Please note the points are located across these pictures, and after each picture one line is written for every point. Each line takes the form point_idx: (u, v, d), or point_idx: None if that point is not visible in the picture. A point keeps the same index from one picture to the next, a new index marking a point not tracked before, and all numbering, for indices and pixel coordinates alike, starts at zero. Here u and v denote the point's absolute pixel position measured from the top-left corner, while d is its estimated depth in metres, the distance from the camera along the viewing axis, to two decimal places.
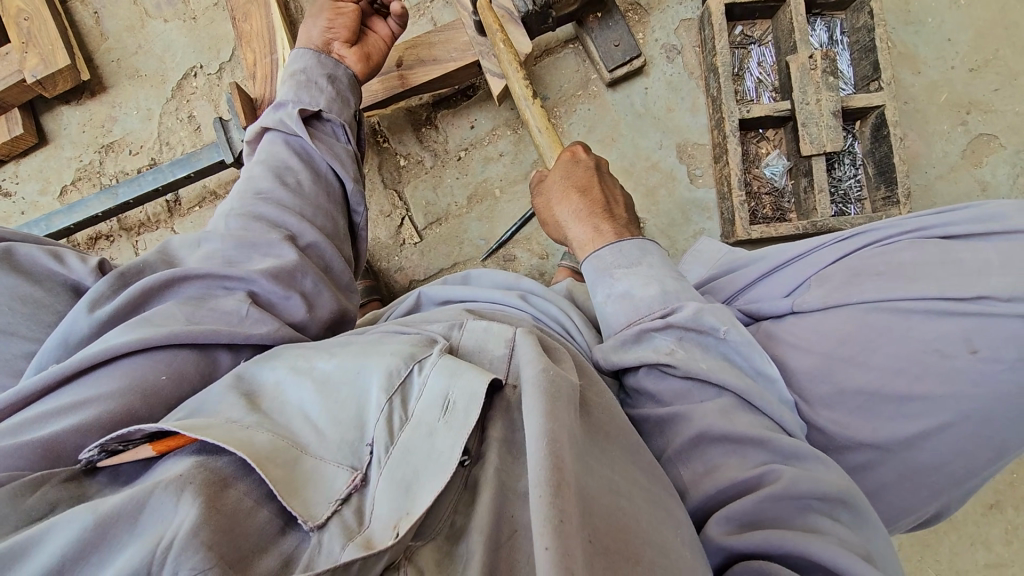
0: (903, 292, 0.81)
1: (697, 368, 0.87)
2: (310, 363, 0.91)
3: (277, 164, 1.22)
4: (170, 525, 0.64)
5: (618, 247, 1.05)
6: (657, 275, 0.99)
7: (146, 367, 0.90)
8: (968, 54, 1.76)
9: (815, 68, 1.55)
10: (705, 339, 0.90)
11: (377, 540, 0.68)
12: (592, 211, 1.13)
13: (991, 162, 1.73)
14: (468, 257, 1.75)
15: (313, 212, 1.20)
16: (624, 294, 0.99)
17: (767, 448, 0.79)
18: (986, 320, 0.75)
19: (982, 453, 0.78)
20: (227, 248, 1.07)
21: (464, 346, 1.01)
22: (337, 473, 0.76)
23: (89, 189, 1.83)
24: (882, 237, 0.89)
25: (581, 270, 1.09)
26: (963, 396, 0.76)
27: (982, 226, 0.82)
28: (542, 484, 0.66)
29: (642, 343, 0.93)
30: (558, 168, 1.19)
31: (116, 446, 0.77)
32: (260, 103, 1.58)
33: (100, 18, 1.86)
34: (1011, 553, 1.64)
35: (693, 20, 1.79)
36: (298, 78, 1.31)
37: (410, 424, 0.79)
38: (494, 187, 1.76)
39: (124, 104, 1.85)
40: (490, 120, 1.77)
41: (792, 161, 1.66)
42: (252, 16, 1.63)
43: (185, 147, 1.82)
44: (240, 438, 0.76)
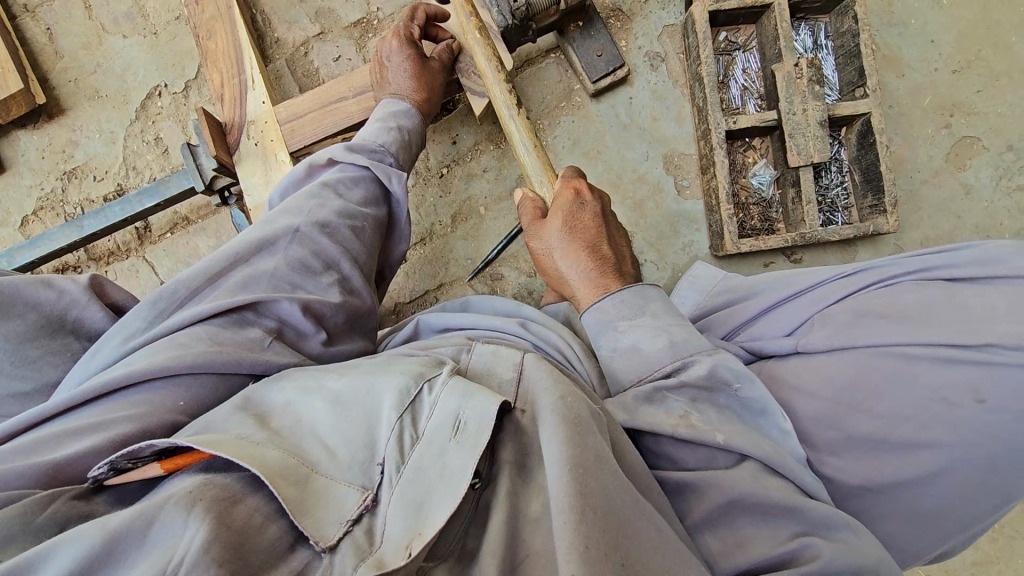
0: (909, 336, 0.81)
1: (713, 439, 0.84)
2: (319, 382, 0.92)
3: (349, 204, 1.23)
4: (179, 541, 0.64)
5: (619, 298, 1.04)
6: (667, 327, 0.98)
7: (165, 391, 0.89)
8: (951, 56, 1.75)
9: (800, 77, 1.53)
10: (716, 397, 0.90)
11: (389, 561, 0.69)
12: (592, 265, 1.11)
13: (975, 165, 1.73)
14: (454, 278, 1.71)
15: (366, 256, 1.24)
16: (631, 348, 0.98)
17: (795, 517, 0.77)
18: (995, 368, 0.75)
19: (989, 500, 0.77)
20: (275, 275, 1.07)
21: (474, 368, 1.06)
22: (347, 493, 0.77)
23: (52, 219, 1.74)
24: (887, 277, 0.90)
25: (584, 319, 1.07)
26: (972, 446, 0.76)
27: (987, 269, 0.81)
28: (566, 513, 0.68)
29: (655, 404, 0.90)
30: (561, 214, 1.13)
31: (125, 464, 0.77)
32: (229, 129, 1.51)
33: (54, 36, 1.76)
34: (997, 549, 1.67)
35: (676, 26, 1.75)
36: (404, 137, 1.35)
37: (421, 441, 0.81)
38: (479, 206, 1.71)
39: (86, 126, 1.76)
40: (472, 135, 1.72)
41: (779, 170, 1.64)
42: (218, 33, 1.54)
43: (153, 171, 1.74)
44: (250, 452, 0.77)
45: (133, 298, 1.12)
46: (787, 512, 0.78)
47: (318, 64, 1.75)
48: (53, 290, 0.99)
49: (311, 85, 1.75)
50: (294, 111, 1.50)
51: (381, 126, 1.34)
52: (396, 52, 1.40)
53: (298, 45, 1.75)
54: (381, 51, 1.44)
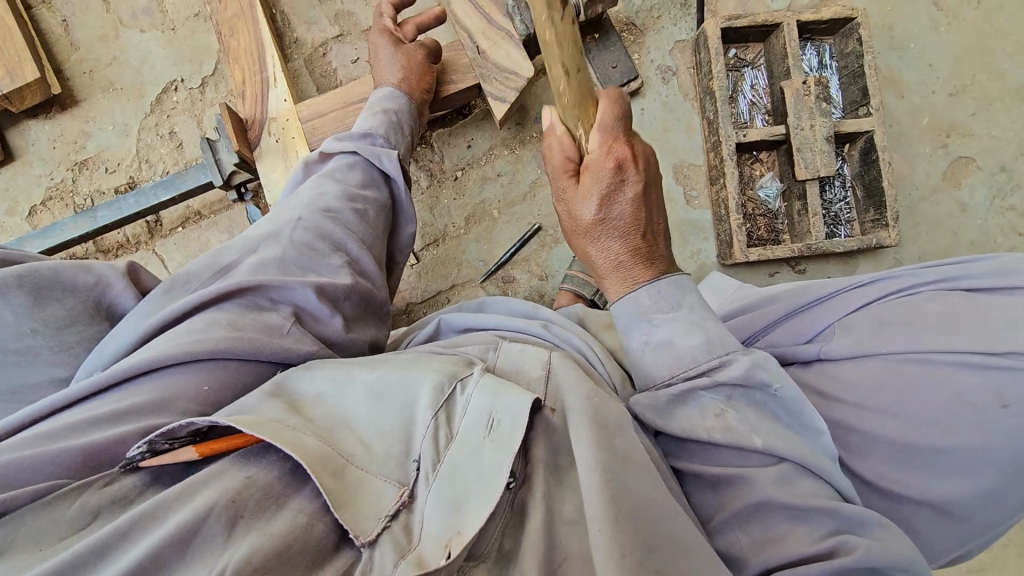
0: (935, 345, 0.84)
1: (751, 443, 0.86)
2: (348, 373, 0.88)
3: (348, 188, 1.22)
4: (221, 558, 0.64)
5: (655, 288, 0.99)
6: (702, 322, 0.95)
7: (185, 378, 0.88)
8: (949, 80, 1.83)
9: (808, 94, 1.59)
10: (756, 394, 0.89)
11: (428, 559, 0.68)
12: (626, 251, 1.00)
13: (970, 184, 1.80)
14: (466, 279, 1.72)
15: (372, 239, 1.22)
16: (664, 343, 0.95)
17: (832, 516, 0.80)
18: (1022, 374, 0.79)
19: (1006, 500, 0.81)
20: (288, 258, 1.06)
21: (501, 366, 1.02)
22: (385, 488, 0.76)
23: (61, 210, 1.73)
24: (906, 286, 0.92)
25: (613, 309, 1.02)
26: (997, 449, 0.79)
27: (1007, 280, 0.86)
28: (603, 527, 0.71)
29: (687, 403, 0.91)
30: (595, 185, 0.96)
31: (162, 445, 0.76)
32: (250, 125, 1.52)
33: (70, 28, 1.76)
34: (991, 558, 1.72)
35: (687, 42, 1.80)
36: (392, 118, 1.36)
37: (455, 442, 0.80)
38: (492, 209, 1.74)
39: (99, 118, 1.75)
40: (487, 140, 1.75)
41: (785, 184, 1.69)
42: (240, 31, 1.56)
43: (167, 165, 1.73)
44: (289, 439, 0.75)
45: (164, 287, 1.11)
46: (818, 507, 0.81)
47: (336, 65, 1.77)
48: (90, 274, 0.98)
49: (328, 85, 1.76)
50: (316, 110, 1.51)
51: (367, 113, 1.37)
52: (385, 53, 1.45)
53: (317, 46, 1.77)
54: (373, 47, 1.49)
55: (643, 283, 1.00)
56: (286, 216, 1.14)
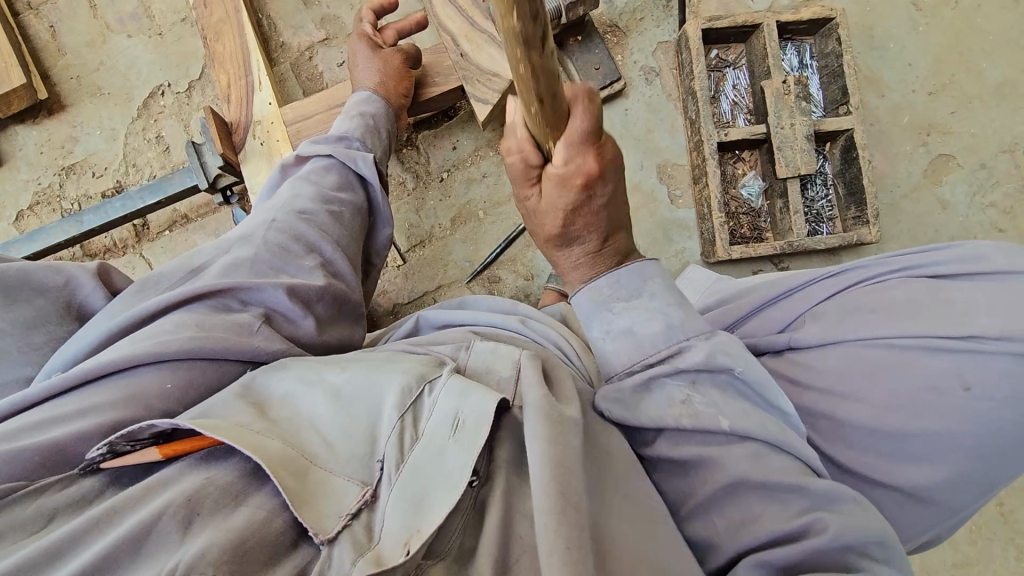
0: (898, 330, 0.85)
1: (718, 425, 0.87)
2: (319, 374, 0.91)
3: (322, 189, 1.24)
4: (179, 551, 0.65)
5: (615, 277, 0.98)
6: (662, 307, 0.95)
7: (150, 378, 0.88)
8: (928, 78, 1.85)
9: (788, 93, 1.61)
10: (720, 377, 0.90)
11: (387, 557, 0.69)
12: (589, 240, 0.99)
13: (951, 181, 1.82)
14: (452, 280, 1.73)
15: (347, 241, 1.23)
16: (625, 332, 0.95)
17: (804, 494, 0.81)
18: (978, 358, 0.80)
19: (975, 482, 0.83)
20: (260, 259, 1.08)
21: (473, 368, 1.04)
22: (347, 488, 0.77)
23: (49, 214, 1.73)
24: (874, 274, 0.94)
25: (574, 300, 1.00)
26: (962, 432, 0.81)
27: (972, 267, 0.85)
28: (548, 517, 0.72)
29: (653, 389, 0.92)
30: (547, 178, 0.89)
31: (123, 446, 0.77)
32: (235, 128, 1.53)
33: (57, 33, 1.77)
34: (976, 552, 1.73)
35: (670, 43, 1.82)
36: (369, 121, 1.38)
37: (420, 443, 0.82)
38: (478, 210, 1.75)
39: (86, 123, 1.76)
40: (472, 141, 1.76)
41: (768, 182, 1.71)
42: (225, 35, 1.57)
43: (154, 169, 1.74)
44: (250, 441, 0.77)
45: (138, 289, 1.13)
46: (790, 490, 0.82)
47: (322, 68, 1.78)
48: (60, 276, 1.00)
49: (314, 88, 1.78)
50: (300, 113, 1.53)
51: (345, 116, 1.39)
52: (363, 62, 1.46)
53: (303, 49, 1.79)
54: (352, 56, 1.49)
55: (605, 271, 0.99)
56: (260, 219, 1.16)
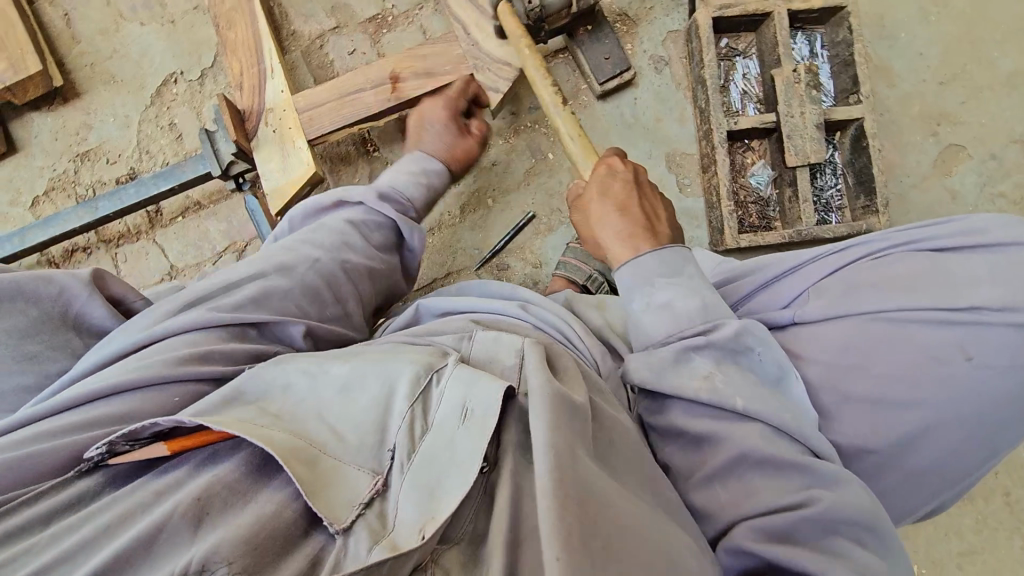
0: (899, 303, 0.87)
1: (732, 404, 0.90)
2: (321, 367, 0.93)
3: (370, 248, 1.28)
4: (197, 545, 0.69)
5: (660, 256, 1.08)
6: (700, 288, 1.03)
7: (161, 394, 0.91)
8: (939, 68, 1.85)
9: (798, 82, 1.61)
10: (740, 360, 0.95)
11: (402, 543, 0.72)
12: (625, 227, 1.14)
13: (960, 172, 1.82)
14: (461, 267, 1.75)
15: (371, 291, 1.28)
16: (665, 305, 1.03)
17: (809, 474, 0.84)
18: (982, 329, 0.83)
19: (972, 451, 0.86)
20: (293, 298, 1.11)
21: (476, 356, 1.05)
22: (358, 476, 0.80)
23: (63, 201, 1.76)
24: (875, 248, 0.95)
25: (618, 274, 1.10)
26: (963, 400, 0.84)
27: (976, 239, 0.89)
28: (549, 505, 0.72)
29: (682, 364, 0.95)
30: (594, 182, 1.21)
31: (123, 446, 0.80)
32: (248, 115, 1.55)
33: (71, 21, 1.79)
34: (982, 541, 1.74)
35: (680, 32, 1.82)
36: (427, 185, 1.42)
37: (430, 431, 0.83)
38: (487, 197, 1.76)
39: (100, 110, 1.78)
40: (482, 129, 1.77)
41: (777, 171, 1.71)
42: (237, 24, 1.59)
43: (167, 156, 1.76)
44: (261, 433, 0.79)
45: (134, 292, 1.12)
46: (796, 467, 0.85)
47: (333, 57, 1.79)
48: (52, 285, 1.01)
49: (325, 76, 1.79)
50: (310, 102, 1.54)
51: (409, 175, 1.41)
52: (439, 120, 1.48)
53: (314, 38, 1.80)
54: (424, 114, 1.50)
55: (648, 251, 1.10)
56: (293, 249, 1.19)
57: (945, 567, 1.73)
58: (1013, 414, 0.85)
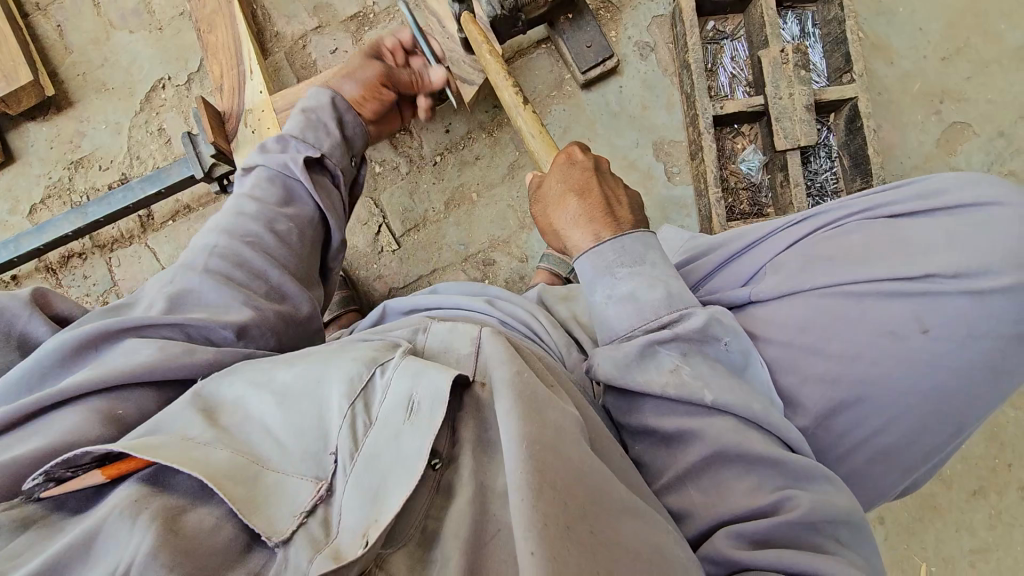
0: (855, 276, 0.90)
1: (702, 398, 0.86)
2: (269, 375, 0.89)
3: (267, 207, 1.21)
4: (128, 545, 0.65)
5: (620, 244, 1.00)
6: (664, 275, 0.98)
7: (89, 405, 0.86)
8: (940, 43, 1.77)
9: (786, 62, 1.55)
10: (708, 350, 0.91)
11: (345, 552, 0.68)
12: (585, 216, 1.07)
13: (965, 150, 1.73)
14: (447, 264, 1.74)
15: (300, 265, 1.21)
16: (626, 296, 0.97)
17: (780, 470, 0.83)
18: (939, 300, 0.85)
19: (935, 425, 0.89)
20: (204, 285, 1.06)
21: (430, 348, 1.04)
22: (300, 487, 0.76)
23: (59, 208, 1.80)
24: (833, 220, 0.99)
25: (576, 263, 1.03)
26: (922, 374, 0.86)
27: (929, 202, 0.92)
28: (522, 496, 0.68)
29: (647, 361, 0.91)
30: (555, 172, 1.14)
31: (63, 473, 0.74)
32: (227, 117, 1.56)
33: (64, 32, 1.83)
34: (995, 537, 1.66)
35: (665, 17, 1.78)
36: (312, 117, 1.33)
37: (374, 426, 0.81)
38: (471, 192, 1.75)
39: (92, 118, 1.82)
40: (464, 123, 1.75)
41: (768, 156, 1.66)
42: (218, 26, 1.60)
43: (156, 161, 1.79)
44: (197, 460, 0.75)
45: (80, 308, 1.06)
46: (766, 462, 0.83)
47: (315, 57, 1.80)
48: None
49: (309, 76, 1.80)
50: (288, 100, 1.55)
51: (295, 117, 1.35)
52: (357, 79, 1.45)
53: (297, 38, 1.81)
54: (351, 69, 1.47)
55: (607, 238, 1.02)
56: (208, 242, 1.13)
57: (956, 565, 1.66)
58: (977, 382, 0.87)
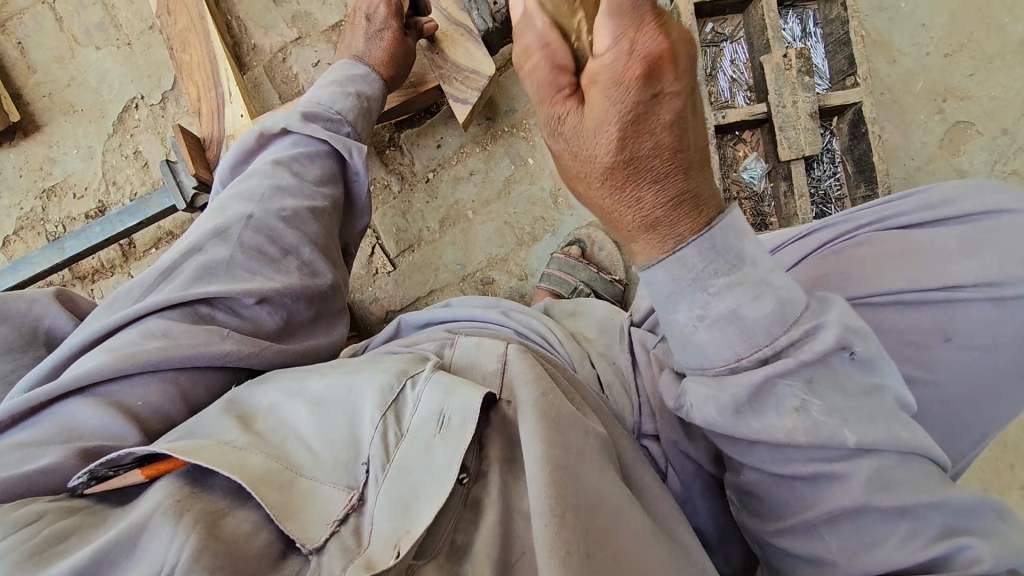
0: (878, 286, 0.87)
1: (842, 440, 0.70)
2: (301, 383, 0.90)
3: (303, 183, 1.17)
4: (168, 551, 0.63)
5: (709, 241, 0.68)
6: (771, 280, 0.70)
7: (118, 391, 0.88)
8: (943, 39, 1.72)
9: (789, 68, 1.48)
10: (837, 363, 0.71)
11: (377, 561, 0.67)
12: (660, 192, 0.65)
13: (969, 150, 1.70)
14: (444, 284, 1.68)
15: (326, 239, 1.18)
16: (728, 317, 0.71)
17: (941, 511, 0.69)
18: (956, 307, 0.84)
19: (972, 441, 0.87)
20: (236, 257, 1.03)
21: (458, 363, 1.02)
22: (333, 494, 0.76)
23: (33, 239, 1.71)
24: (843, 232, 0.96)
25: (645, 273, 0.71)
26: (947, 382, 0.84)
27: (936, 212, 0.90)
28: (543, 518, 0.67)
29: (766, 403, 0.72)
30: (606, 94, 0.60)
31: (105, 472, 0.76)
32: (208, 144, 1.49)
33: (25, 50, 1.72)
34: None
35: (661, 18, 1.72)
36: (364, 104, 1.30)
37: (406, 437, 0.80)
38: (467, 210, 1.69)
39: (63, 142, 1.72)
40: (457, 138, 1.69)
41: (770, 164, 1.62)
42: (192, 45, 1.51)
43: (134, 186, 1.70)
44: (233, 461, 0.74)
45: None
46: (924, 507, 0.69)
47: (297, 70, 1.70)
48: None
49: (291, 92, 1.71)
50: None
51: (338, 91, 1.28)
52: (380, 15, 1.34)
53: (276, 51, 1.71)
54: (363, 7, 1.37)
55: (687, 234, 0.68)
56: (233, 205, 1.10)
57: None
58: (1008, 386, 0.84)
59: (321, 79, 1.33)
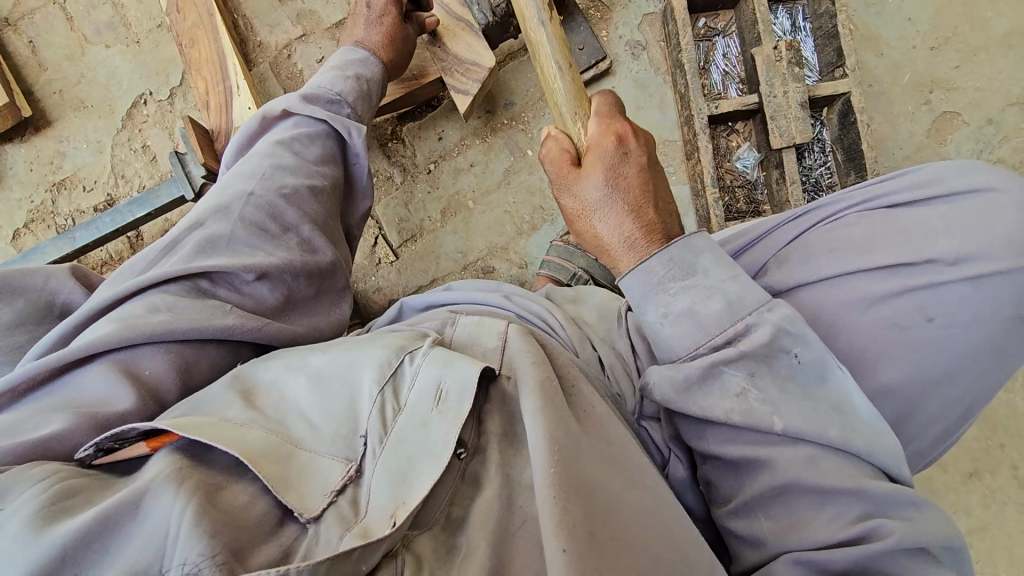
0: (858, 262, 0.92)
1: (771, 425, 0.82)
2: (303, 361, 0.93)
3: (303, 162, 1.21)
4: (170, 513, 0.65)
5: (668, 256, 0.93)
6: (723, 284, 0.89)
7: (126, 361, 0.91)
8: (928, 33, 1.77)
9: (779, 60, 1.53)
10: (775, 364, 0.84)
11: (374, 529, 0.70)
12: (639, 229, 0.99)
13: (956, 140, 1.74)
14: (445, 273, 1.72)
15: (326, 218, 1.21)
16: (684, 313, 0.90)
17: (860, 497, 0.78)
18: (938, 287, 0.88)
19: (952, 409, 0.91)
20: (238, 235, 1.06)
21: (459, 339, 1.06)
22: (331, 465, 0.79)
23: (43, 231, 1.75)
24: (833, 212, 1.00)
25: (624, 282, 0.95)
26: (928, 363, 0.88)
27: (924, 192, 0.94)
28: (547, 494, 0.70)
29: (709, 384, 0.86)
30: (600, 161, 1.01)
31: (111, 445, 0.79)
32: (216, 136, 1.54)
33: (37, 48, 1.77)
34: (990, 517, 1.69)
35: (655, 14, 1.77)
36: (362, 87, 1.34)
37: (403, 412, 0.83)
38: (468, 199, 1.73)
39: (73, 137, 1.76)
40: (458, 131, 1.73)
41: (762, 153, 1.66)
42: (200, 41, 1.55)
43: (142, 179, 1.74)
44: (232, 437, 0.77)
45: None
46: (847, 492, 0.79)
47: (302, 66, 1.75)
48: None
49: (296, 87, 1.75)
50: None
51: (338, 74, 1.33)
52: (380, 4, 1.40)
53: (281, 47, 1.76)
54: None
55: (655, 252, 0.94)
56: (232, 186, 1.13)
57: None
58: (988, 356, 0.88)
59: (325, 66, 1.39)
